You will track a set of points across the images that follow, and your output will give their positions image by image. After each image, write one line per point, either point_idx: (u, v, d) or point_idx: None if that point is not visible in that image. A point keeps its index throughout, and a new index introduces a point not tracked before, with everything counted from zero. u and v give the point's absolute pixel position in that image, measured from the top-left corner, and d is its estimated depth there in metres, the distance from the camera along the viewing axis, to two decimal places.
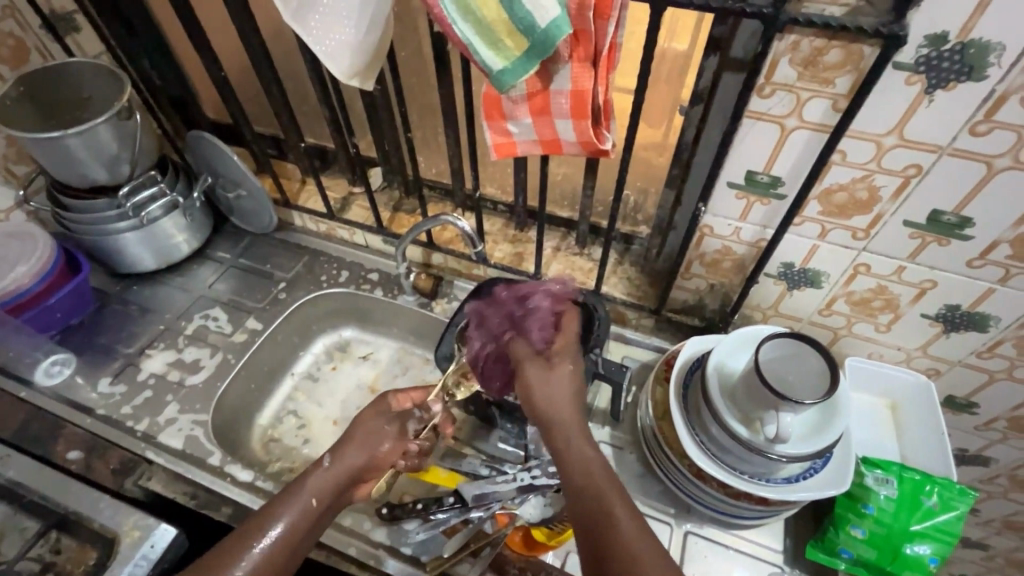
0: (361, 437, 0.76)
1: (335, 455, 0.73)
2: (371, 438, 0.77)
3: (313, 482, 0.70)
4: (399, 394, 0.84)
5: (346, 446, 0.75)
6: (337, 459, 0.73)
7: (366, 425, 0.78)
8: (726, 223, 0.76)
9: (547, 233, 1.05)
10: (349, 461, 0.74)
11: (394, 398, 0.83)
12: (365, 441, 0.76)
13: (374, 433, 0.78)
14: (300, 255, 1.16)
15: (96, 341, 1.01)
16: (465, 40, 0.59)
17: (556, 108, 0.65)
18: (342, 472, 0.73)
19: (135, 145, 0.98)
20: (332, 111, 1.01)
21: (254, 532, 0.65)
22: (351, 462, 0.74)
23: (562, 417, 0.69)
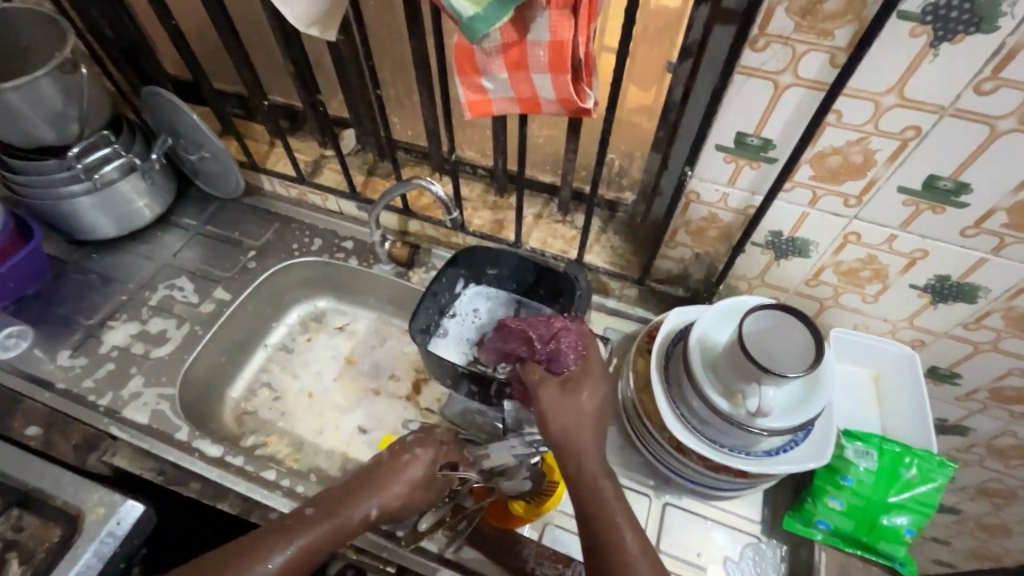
0: (406, 481, 0.71)
1: (379, 502, 0.70)
2: (417, 475, 0.72)
3: (355, 520, 0.68)
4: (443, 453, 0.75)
5: (388, 494, 0.70)
6: (380, 504, 0.70)
7: (409, 469, 0.72)
8: (713, 189, 0.72)
9: (529, 199, 1.01)
10: (392, 503, 0.70)
11: (436, 456, 0.74)
12: (404, 494, 0.71)
13: (413, 493, 0.72)
14: (271, 221, 1.11)
15: (54, 312, 0.96)
16: None
17: (533, 62, 0.60)
18: (384, 513, 0.70)
19: (84, 101, 0.91)
20: (298, 66, 0.94)
21: (279, 541, 0.64)
22: (394, 495, 0.71)
23: (583, 435, 0.68)
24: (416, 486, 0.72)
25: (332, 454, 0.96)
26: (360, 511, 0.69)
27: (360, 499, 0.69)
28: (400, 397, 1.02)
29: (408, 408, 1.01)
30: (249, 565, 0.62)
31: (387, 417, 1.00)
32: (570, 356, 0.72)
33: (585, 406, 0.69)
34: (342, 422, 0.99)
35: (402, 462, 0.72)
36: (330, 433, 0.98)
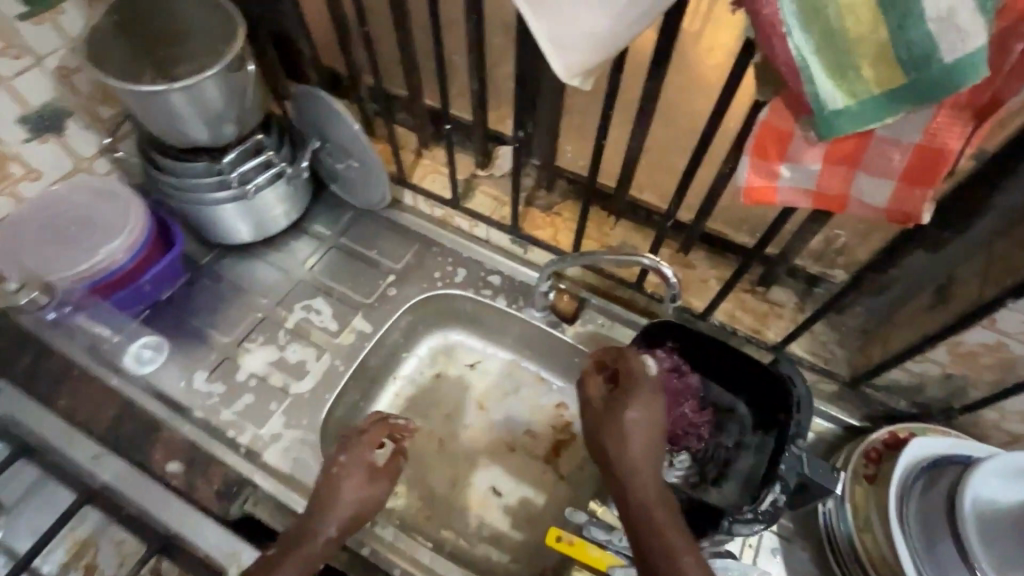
0: (349, 489, 0.69)
1: (333, 520, 0.67)
2: (354, 479, 0.70)
3: (317, 546, 0.65)
4: (367, 440, 0.73)
5: (333, 509, 0.68)
6: (337, 519, 0.67)
7: (349, 476, 0.70)
8: (1020, 321, 0.58)
9: (711, 259, 0.88)
10: (350, 517, 0.68)
11: (365, 452, 0.73)
12: (354, 497, 0.69)
13: (359, 492, 0.70)
14: (411, 241, 1.00)
15: (189, 323, 0.90)
16: (800, 61, 0.40)
17: (875, 163, 0.46)
18: (352, 526, 0.68)
19: (243, 101, 0.81)
20: (477, 81, 0.81)
21: None
22: (350, 496, 0.69)
23: (630, 451, 0.65)
24: (364, 488, 0.70)
25: (464, 515, 0.89)
26: (322, 535, 0.66)
27: (314, 519, 0.67)
28: (537, 458, 0.92)
29: (546, 473, 0.91)
30: None
31: (522, 480, 0.91)
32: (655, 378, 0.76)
33: (633, 425, 0.67)
34: (474, 478, 0.91)
35: (337, 474, 0.71)
36: (461, 488, 0.91)
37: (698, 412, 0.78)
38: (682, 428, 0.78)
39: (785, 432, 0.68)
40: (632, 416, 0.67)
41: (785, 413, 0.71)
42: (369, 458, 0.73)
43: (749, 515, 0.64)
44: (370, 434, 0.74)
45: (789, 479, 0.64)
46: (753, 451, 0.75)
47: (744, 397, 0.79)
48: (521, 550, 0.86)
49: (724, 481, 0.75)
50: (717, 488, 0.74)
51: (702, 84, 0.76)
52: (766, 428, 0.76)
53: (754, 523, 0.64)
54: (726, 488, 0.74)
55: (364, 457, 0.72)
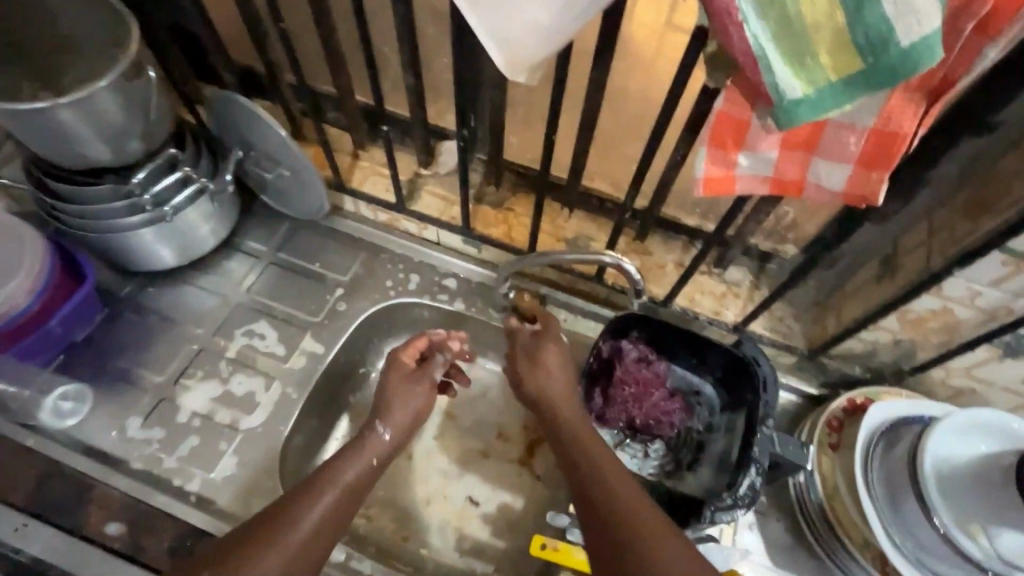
0: (402, 399, 0.72)
1: (386, 423, 0.69)
2: (404, 391, 0.72)
3: (377, 446, 0.67)
4: (406, 349, 0.75)
5: (392, 413, 0.70)
6: (390, 423, 0.70)
7: (398, 381, 0.73)
8: (964, 286, 0.60)
9: (668, 243, 0.87)
10: (403, 423, 0.70)
11: (403, 356, 0.75)
12: (400, 400, 0.71)
13: (404, 390, 0.72)
14: (357, 250, 0.94)
15: (113, 365, 0.81)
16: (757, 51, 0.38)
17: (830, 148, 0.46)
18: (402, 433, 0.70)
19: (148, 113, 0.72)
20: (412, 75, 0.76)
21: (308, 497, 0.60)
22: (400, 415, 0.70)
23: (557, 401, 0.68)
24: (416, 390, 0.73)
25: (444, 530, 0.86)
26: (373, 439, 0.67)
27: (368, 426, 0.69)
28: (512, 461, 0.90)
29: (523, 476, 0.89)
30: (298, 518, 0.57)
31: (500, 486, 0.89)
32: (629, 367, 0.77)
33: (554, 373, 0.70)
34: (450, 490, 0.88)
35: (384, 380, 0.74)
36: (437, 502, 0.87)
37: (669, 399, 0.78)
38: (655, 416, 0.78)
39: (754, 413, 0.69)
40: (552, 364, 0.71)
41: (751, 393, 0.72)
42: (407, 363, 0.75)
43: (727, 501, 0.64)
44: (409, 343, 0.76)
45: (763, 459, 0.65)
46: (723, 432, 0.77)
47: (710, 378, 0.80)
48: (505, 557, 0.84)
49: (699, 465, 0.76)
50: (692, 473, 0.76)
51: (645, 68, 0.73)
52: (733, 408, 0.77)
53: (736, 509, 0.63)
54: (700, 472, 0.76)
55: (403, 361, 0.75)
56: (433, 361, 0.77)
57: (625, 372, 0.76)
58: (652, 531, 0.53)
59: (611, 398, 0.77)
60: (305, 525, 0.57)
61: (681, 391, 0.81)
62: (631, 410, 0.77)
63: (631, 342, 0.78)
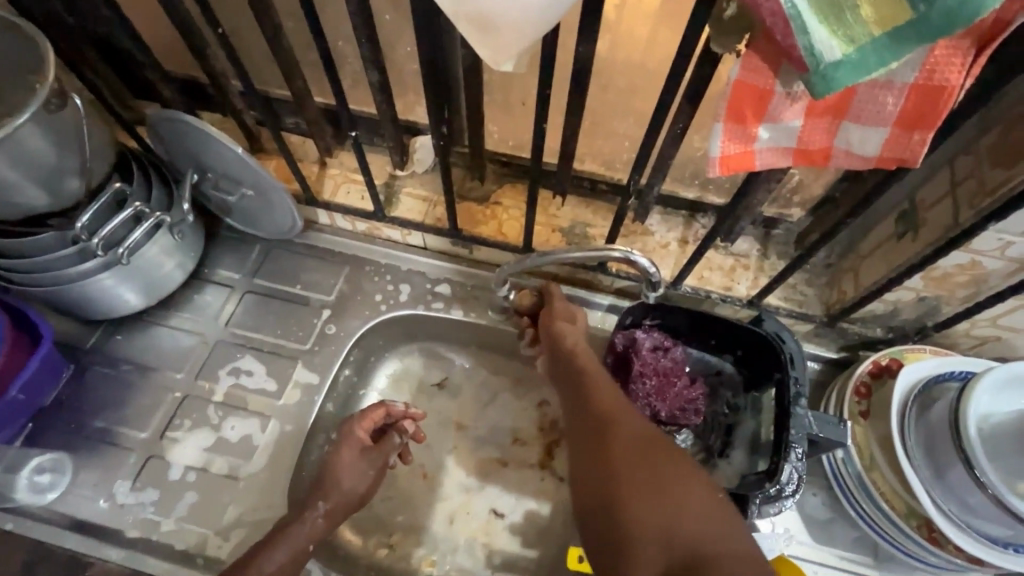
0: (347, 472, 0.70)
1: (328, 498, 0.69)
2: (351, 471, 0.70)
3: (315, 527, 0.67)
4: (363, 421, 0.72)
5: (334, 492, 0.68)
6: (331, 499, 0.69)
7: (343, 452, 0.71)
8: (996, 239, 0.57)
9: (668, 221, 0.82)
10: (342, 498, 0.69)
11: (360, 430, 0.72)
12: (348, 477, 0.70)
13: (355, 473, 0.70)
14: (339, 265, 0.87)
15: (92, 426, 0.75)
16: (789, 8, 0.33)
17: (866, 108, 0.41)
18: (339, 510, 0.69)
19: (84, 147, 0.64)
20: (375, 71, 0.68)
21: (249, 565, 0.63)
22: (348, 487, 0.70)
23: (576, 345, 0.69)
24: (358, 464, 0.71)
25: (471, 548, 0.82)
26: (311, 516, 0.67)
27: (311, 498, 0.69)
28: (533, 466, 0.86)
29: (546, 480, 0.85)
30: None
31: (523, 494, 0.85)
32: (647, 358, 0.73)
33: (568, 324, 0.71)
34: (471, 506, 0.84)
35: (335, 453, 0.71)
36: (460, 521, 0.83)
37: (691, 386, 0.74)
38: (681, 406, 0.73)
39: (784, 392, 0.66)
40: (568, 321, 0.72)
41: (776, 371, 0.69)
42: (363, 436, 0.72)
43: (772, 490, 0.62)
44: (367, 416, 0.72)
45: (801, 442, 0.63)
46: (750, 412, 0.74)
47: (730, 357, 0.76)
48: (538, 567, 0.81)
49: (731, 450, 0.75)
50: (725, 459, 0.74)
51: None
52: (757, 386, 0.74)
53: (782, 498, 0.62)
54: (734, 457, 0.74)
55: (358, 434, 0.72)
56: (390, 439, 0.74)
57: (643, 365, 0.73)
58: (653, 453, 0.55)
59: (632, 393, 0.73)
60: None
61: (700, 374, 0.78)
62: (656, 404, 0.72)
63: (646, 331, 0.75)
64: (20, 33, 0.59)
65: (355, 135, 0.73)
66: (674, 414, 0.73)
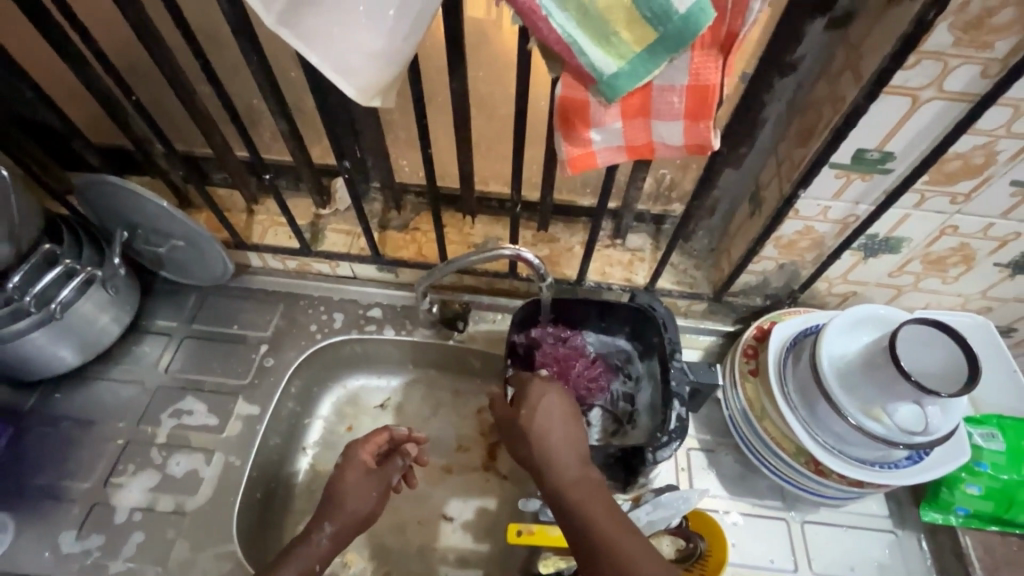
0: (351, 496, 0.73)
1: (333, 518, 0.71)
2: (353, 495, 0.73)
3: (319, 548, 0.70)
4: (366, 445, 0.76)
5: (338, 512, 0.71)
6: (336, 519, 0.71)
7: (347, 473, 0.74)
8: (815, 204, 0.68)
9: (570, 227, 0.92)
10: (346, 519, 0.72)
11: (363, 454, 0.75)
12: (351, 498, 0.73)
13: (357, 493, 0.73)
14: (274, 302, 0.93)
15: (34, 484, 0.76)
16: (567, 37, 0.43)
17: (662, 107, 0.51)
18: (346, 530, 0.72)
19: (12, 214, 0.69)
20: (286, 122, 0.76)
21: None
22: (350, 512, 0.72)
23: (564, 434, 0.66)
24: (358, 484, 0.74)
25: (424, 553, 0.86)
26: (316, 538, 0.70)
27: (315, 523, 0.71)
28: (476, 469, 0.91)
29: (490, 480, 0.91)
30: None
31: (470, 495, 0.90)
32: (545, 348, 0.82)
33: (552, 407, 0.68)
34: (422, 514, 0.88)
35: (339, 476, 0.74)
36: (412, 529, 0.87)
37: (592, 366, 0.83)
38: (584, 385, 0.82)
39: (665, 353, 0.76)
40: (546, 393, 0.69)
41: (656, 336, 0.79)
42: (367, 459, 0.75)
43: (664, 437, 0.69)
44: (369, 439, 0.76)
45: (682, 391, 0.72)
46: (647, 380, 0.83)
47: (622, 334, 0.85)
48: (489, 561, 0.85)
49: (636, 417, 0.81)
50: (634, 426, 0.80)
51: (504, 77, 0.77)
52: (648, 355, 0.83)
53: (671, 443, 0.69)
54: (641, 422, 0.80)
55: (359, 457, 0.75)
56: (393, 460, 0.77)
57: (545, 356, 0.81)
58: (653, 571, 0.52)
59: None
60: None
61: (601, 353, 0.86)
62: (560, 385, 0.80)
63: (539, 324, 0.83)
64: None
65: (270, 179, 0.81)
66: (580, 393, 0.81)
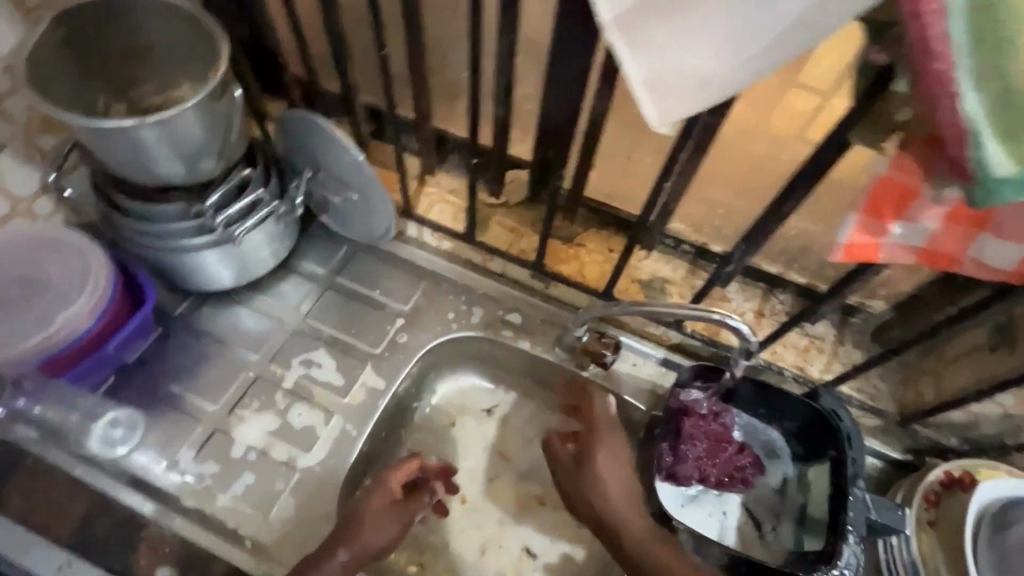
0: (372, 525, 0.65)
1: (348, 548, 0.64)
2: (373, 522, 0.66)
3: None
4: (397, 472, 0.69)
5: (355, 539, 0.64)
6: (350, 548, 0.64)
7: (372, 500, 0.67)
8: None
9: (746, 291, 0.83)
10: (362, 552, 0.64)
11: (392, 482, 0.68)
12: (371, 528, 0.65)
13: (379, 524, 0.66)
14: (417, 278, 0.90)
15: (167, 390, 0.77)
16: (968, 124, 0.34)
17: (1005, 220, 0.43)
18: (358, 562, 0.64)
19: (227, 130, 0.68)
20: (503, 107, 0.72)
21: None
22: (364, 546, 0.64)
23: (617, 501, 0.68)
24: (381, 516, 0.66)
25: None
26: (327, 565, 0.62)
27: (327, 549, 0.63)
28: (571, 512, 0.85)
29: (583, 529, 0.84)
30: None
31: (558, 538, 0.84)
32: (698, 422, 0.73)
33: (600, 468, 0.70)
34: (505, 540, 0.83)
35: (362, 500, 0.67)
36: (492, 552, 0.82)
37: (740, 453, 0.75)
38: (728, 471, 0.74)
39: (842, 473, 0.67)
40: (598, 465, 0.70)
41: (832, 448, 0.70)
42: (395, 487, 0.69)
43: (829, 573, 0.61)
44: (401, 466, 0.69)
45: (859, 526, 0.62)
46: (797, 487, 0.75)
47: (779, 427, 0.77)
48: None
49: (778, 522, 0.75)
50: (773, 532, 0.74)
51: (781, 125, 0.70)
52: (808, 460, 0.75)
53: None
54: (782, 531, 0.74)
55: (390, 484, 0.68)
56: (421, 493, 0.71)
57: (696, 430, 0.72)
58: None
59: (682, 456, 0.73)
60: None
61: (749, 439, 0.77)
62: (705, 465, 0.73)
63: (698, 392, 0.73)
64: (200, 25, 0.65)
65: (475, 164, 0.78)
66: (721, 476, 0.74)
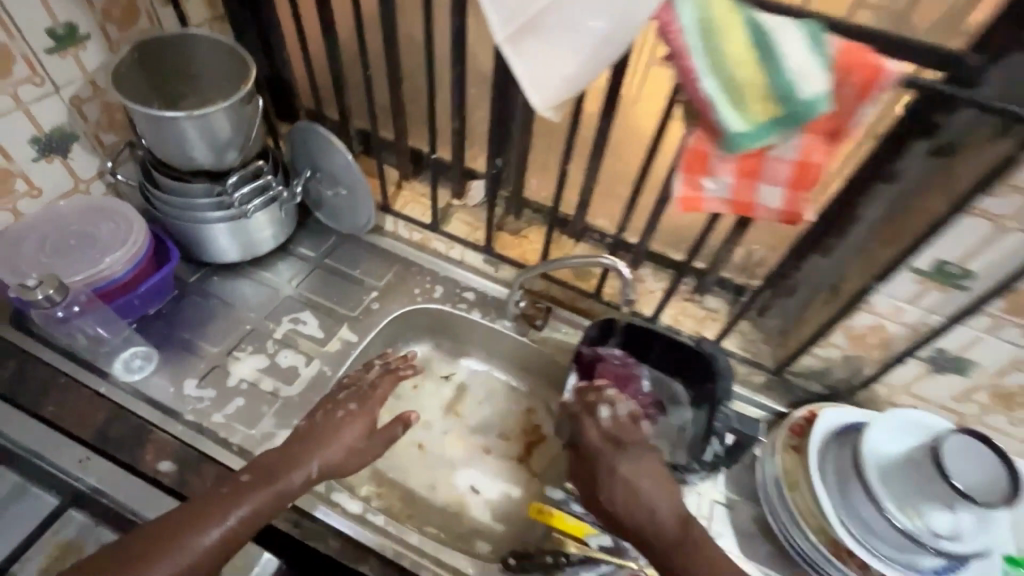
0: (343, 442, 0.78)
1: (319, 458, 0.76)
2: (346, 440, 0.78)
3: (301, 479, 0.74)
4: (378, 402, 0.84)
5: (329, 448, 0.76)
6: (321, 458, 0.76)
7: (350, 423, 0.80)
8: (889, 302, 0.75)
9: (656, 273, 1.03)
10: (333, 463, 0.77)
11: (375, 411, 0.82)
12: (344, 445, 0.78)
13: (350, 443, 0.78)
14: (390, 262, 1.09)
15: (179, 335, 0.95)
16: (711, 97, 0.56)
17: (770, 172, 0.63)
18: (328, 470, 0.76)
19: (247, 132, 0.91)
20: (459, 121, 0.95)
21: (215, 511, 0.69)
22: (331, 458, 0.76)
23: (643, 488, 0.73)
24: (354, 441, 0.79)
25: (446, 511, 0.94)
26: (303, 469, 0.74)
27: (304, 455, 0.76)
28: (511, 458, 1.00)
29: (521, 471, 0.99)
30: (214, 522, 0.68)
31: (499, 479, 0.98)
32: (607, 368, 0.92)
33: (630, 464, 0.75)
34: (454, 478, 0.97)
35: (343, 421, 0.80)
36: (442, 488, 0.96)
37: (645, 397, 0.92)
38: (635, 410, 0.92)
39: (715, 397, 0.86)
40: (624, 463, 0.75)
41: (710, 382, 0.87)
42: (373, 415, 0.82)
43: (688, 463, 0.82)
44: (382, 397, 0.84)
45: (722, 432, 0.83)
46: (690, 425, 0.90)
47: (678, 379, 0.93)
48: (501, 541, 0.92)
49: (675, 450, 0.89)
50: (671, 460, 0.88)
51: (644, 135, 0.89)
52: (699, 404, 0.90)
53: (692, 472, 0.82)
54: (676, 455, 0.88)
55: (370, 412, 0.82)
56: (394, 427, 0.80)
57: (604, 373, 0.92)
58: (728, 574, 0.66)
59: None
60: (217, 525, 0.68)
61: (656, 389, 0.93)
62: None
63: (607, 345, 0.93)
64: (238, 55, 0.89)
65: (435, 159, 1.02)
66: None
